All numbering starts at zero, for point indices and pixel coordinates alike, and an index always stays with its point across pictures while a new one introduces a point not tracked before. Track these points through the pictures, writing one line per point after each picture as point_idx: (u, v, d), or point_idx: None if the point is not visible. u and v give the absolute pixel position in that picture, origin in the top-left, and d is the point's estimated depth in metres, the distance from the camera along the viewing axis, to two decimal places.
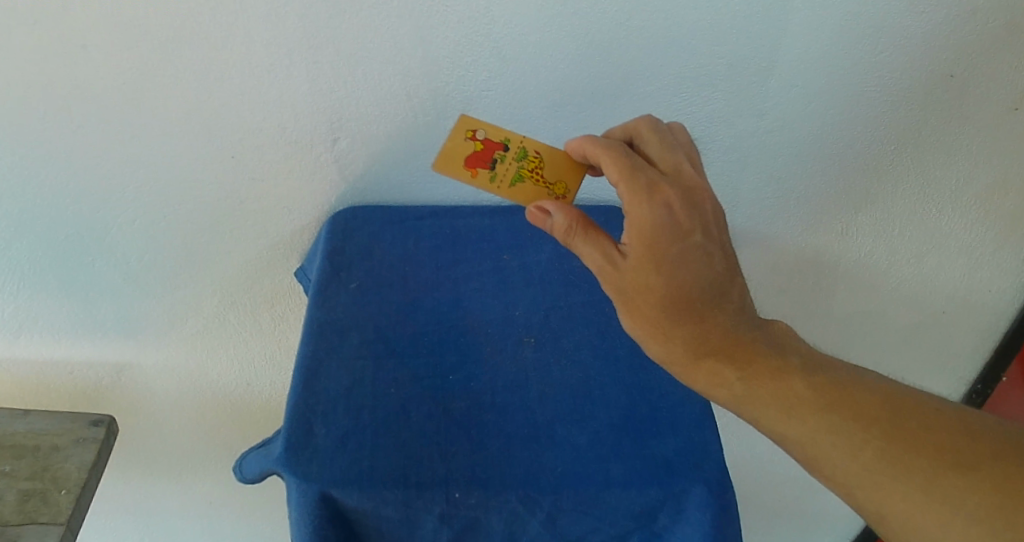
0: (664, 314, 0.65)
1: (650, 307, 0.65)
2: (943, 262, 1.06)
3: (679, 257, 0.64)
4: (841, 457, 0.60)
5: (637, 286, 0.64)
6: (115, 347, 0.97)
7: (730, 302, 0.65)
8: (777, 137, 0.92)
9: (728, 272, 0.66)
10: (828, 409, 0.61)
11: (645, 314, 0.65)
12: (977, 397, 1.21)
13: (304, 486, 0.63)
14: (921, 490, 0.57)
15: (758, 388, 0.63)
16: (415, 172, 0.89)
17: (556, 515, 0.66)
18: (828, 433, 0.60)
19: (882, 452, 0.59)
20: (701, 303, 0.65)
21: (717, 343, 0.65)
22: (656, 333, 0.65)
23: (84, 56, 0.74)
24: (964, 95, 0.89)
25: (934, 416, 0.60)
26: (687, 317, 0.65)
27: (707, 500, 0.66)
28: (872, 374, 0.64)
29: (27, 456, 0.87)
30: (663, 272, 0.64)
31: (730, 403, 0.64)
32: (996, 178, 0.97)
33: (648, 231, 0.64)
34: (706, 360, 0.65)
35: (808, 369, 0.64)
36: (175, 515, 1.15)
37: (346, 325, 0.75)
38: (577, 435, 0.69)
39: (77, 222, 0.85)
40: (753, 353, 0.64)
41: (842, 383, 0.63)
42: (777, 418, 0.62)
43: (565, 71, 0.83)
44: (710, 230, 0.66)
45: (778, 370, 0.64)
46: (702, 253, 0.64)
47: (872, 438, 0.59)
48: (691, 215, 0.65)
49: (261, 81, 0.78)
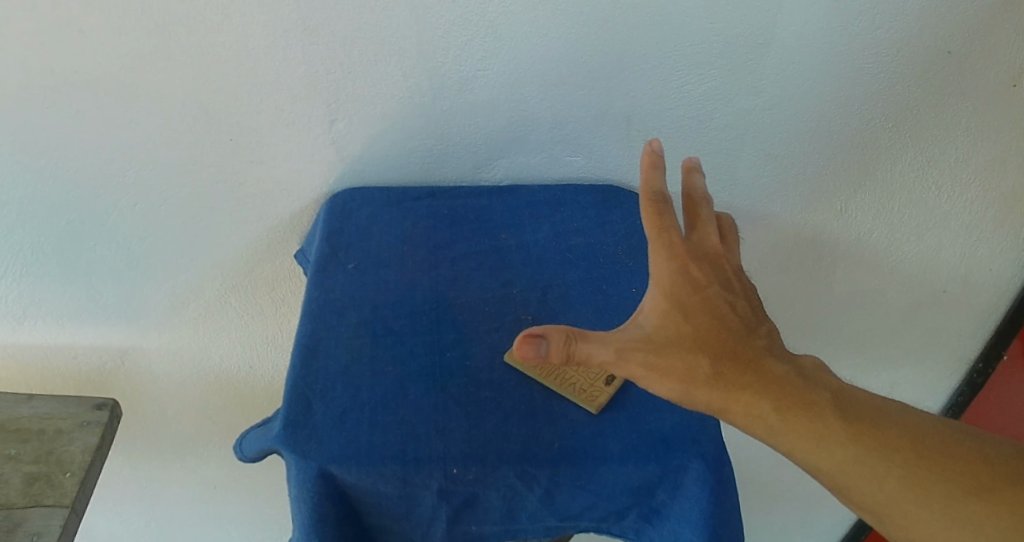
0: (696, 360, 0.62)
1: (678, 352, 0.62)
2: (943, 241, 1.07)
3: (704, 309, 0.64)
4: (870, 487, 0.62)
5: (665, 342, 0.63)
6: (118, 331, 0.98)
7: (757, 340, 0.65)
8: (775, 114, 0.91)
9: (752, 317, 0.66)
10: (857, 438, 0.62)
11: (675, 366, 0.62)
12: (978, 377, 1.20)
13: (303, 462, 0.64)
14: (939, 515, 0.61)
15: (792, 420, 0.62)
16: (412, 154, 0.88)
17: (553, 490, 0.67)
18: (861, 464, 0.61)
19: (905, 478, 0.61)
20: (730, 344, 0.64)
21: (752, 379, 0.62)
22: (687, 383, 0.62)
23: (83, 42, 0.74)
24: (962, 73, 0.89)
25: (946, 441, 0.64)
26: (721, 360, 0.63)
27: (705, 474, 0.67)
28: (891, 402, 0.66)
29: (32, 439, 0.88)
30: (690, 320, 0.64)
31: (764, 436, 0.62)
32: (994, 156, 0.97)
33: (672, 288, 0.65)
34: (743, 393, 0.62)
35: (836, 399, 0.64)
36: (181, 499, 1.16)
37: (344, 305, 0.75)
38: (574, 411, 0.69)
39: (80, 207, 0.85)
40: (787, 386, 0.63)
41: (866, 411, 0.64)
42: (810, 449, 0.62)
43: (561, 50, 0.83)
44: (729, 284, 0.67)
45: (811, 403, 0.62)
46: (724, 304, 0.65)
47: (896, 466, 0.62)
48: (710, 272, 0.66)
49: (256, 63, 0.78)
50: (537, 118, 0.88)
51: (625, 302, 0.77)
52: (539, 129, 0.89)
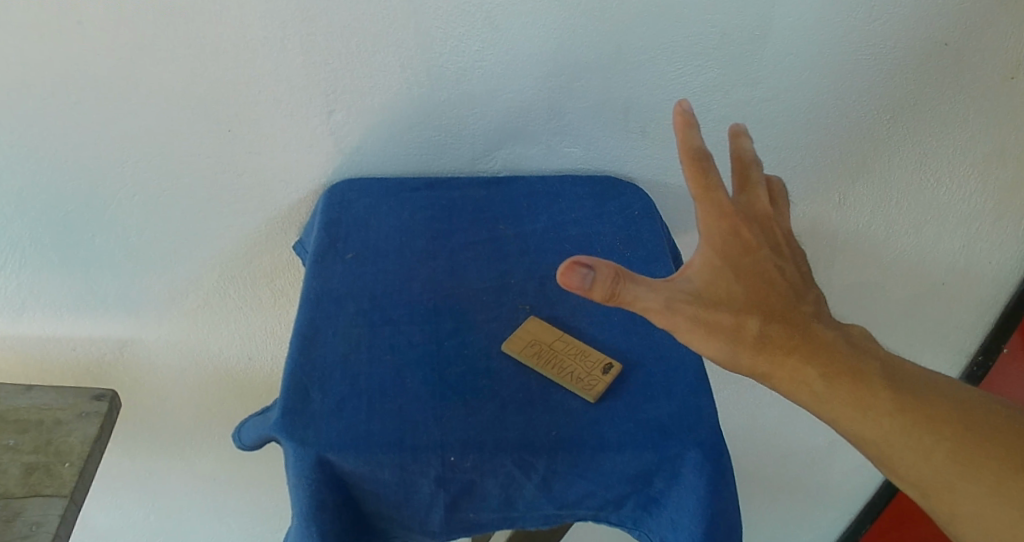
0: (744, 319, 0.62)
1: (725, 310, 0.62)
2: (942, 233, 1.07)
3: (753, 269, 0.65)
4: (915, 459, 0.60)
5: (714, 298, 0.63)
6: (117, 323, 0.98)
7: (805, 305, 0.65)
8: (773, 105, 0.91)
9: (800, 282, 0.67)
10: (903, 408, 0.61)
11: (723, 322, 0.62)
12: (978, 370, 1.20)
13: (301, 449, 0.64)
14: (989, 494, 0.59)
15: (838, 387, 0.61)
16: (410, 144, 0.88)
17: (551, 477, 0.67)
18: (907, 435, 0.60)
19: (954, 454, 0.60)
20: (778, 307, 0.64)
21: (798, 342, 0.62)
22: (733, 341, 0.62)
23: (81, 33, 0.74)
24: (960, 65, 0.90)
25: (998, 419, 0.62)
26: (768, 320, 0.63)
27: (702, 462, 0.67)
28: (943, 378, 0.65)
29: (31, 430, 0.88)
30: (739, 279, 0.64)
31: (808, 403, 0.62)
32: (993, 148, 0.98)
33: (722, 243, 0.65)
34: (789, 358, 0.62)
35: (884, 368, 0.63)
36: (181, 490, 1.16)
37: (343, 294, 0.75)
38: (572, 399, 0.69)
39: (79, 197, 0.86)
40: (833, 352, 0.63)
41: (914, 383, 0.63)
42: (855, 418, 0.61)
43: (559, 41, 0.83)
44: (779, 249, 0.68)
45: (858, 371, 0.62)
46: (773, 267, 0.66)
47: (944, 440, 0.60)
48: (760, 235, 0.67)
49: (254, 53, 0.78)
50: (535, 109, 0.88)
51: None
52: (537, 120, 0.89)
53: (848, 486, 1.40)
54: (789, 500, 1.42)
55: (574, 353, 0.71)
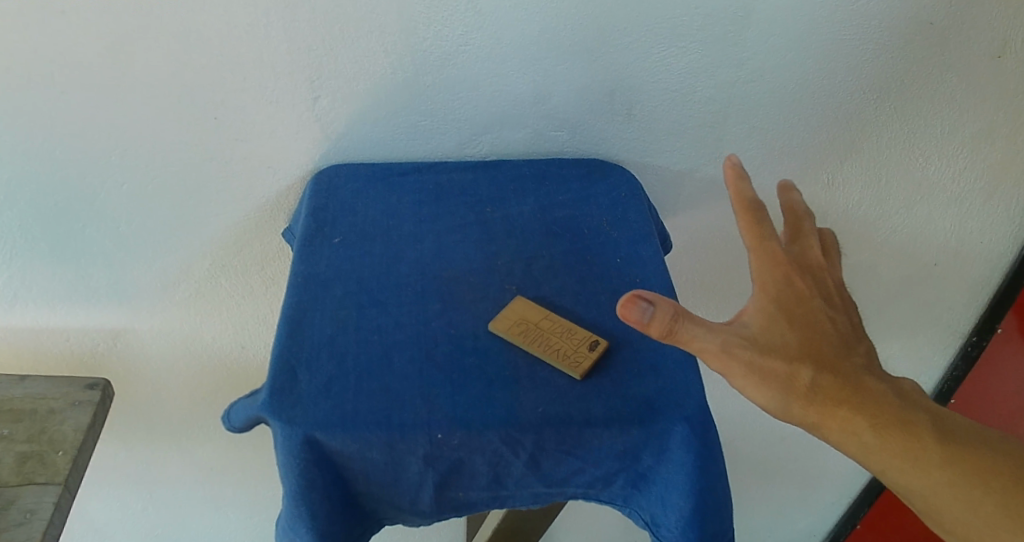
0: (800, 367, 0.64)
1: (780, 358, 0.63)
2: (931, 213, 1.07)
3: (807, 318, 0.67)
4: (958, 508, 0.64)
5: (771, 345, 0.64)
6: (108, 313, 0.98)
7: (856, 355, 0.67)
8: (758, 86, 0.91)
9: (852, 333, 0.69)
10: (952, 461, 0.64)
11: (780, 370, 0.63)
12: (972, 349, 1.22)
13: (289, 429, 0.64)
14: None
15: (888, 437, 0.63)
16: (397, 129, 0.89)
17: (539, 454, 0.67)
18: (955, 487, 0.64)
19: (1002, 504, 0.64)
20: (832, 357, 0.65)
21: (851, 392, 0.64)
22: (788, 388, 0.63)
23: (65, 22, 0.74)
24: (944, 43, 0.90)
25: None
26: (822, 369, 0.64)
27: (689, 437, 0.67)
28: (984, 429, 0.68)
29: (25, 419, 0.89)
30: (794, 327, 0.66)
31: (860, 454, 0.64)
32: (980, 128, 0.98)
33: (776, 290, 0.68)
34: (840, 409, 0.63)
35: (932, 420, 0.65)
36: (178, 480, 1.17)
37: (330, 278, 0.75)
38: (559, 376, 0.69)
39: (68, 188, 0.86)
40: (885, 403, 0.64)
41: (962, 437, 0.66)
42: (906, 468, 0.63)
43: (542, 24, 0.83)
44: (830, 298, 0.70)
45: (908, 423, 0.64)
46: (826, 318, 0.67)
47: (990, 491, 0.64)
48: (813, 285, 0.70)
49: (239, 41, 0.79)
50: (520, 93, 0.88)
51: (608, 272, 0.78)
52: (523, 104, 0.89)
53: (844, 470, 1.41)
54: (786, 484, 1.43)
55: (561, 331, 0.72)
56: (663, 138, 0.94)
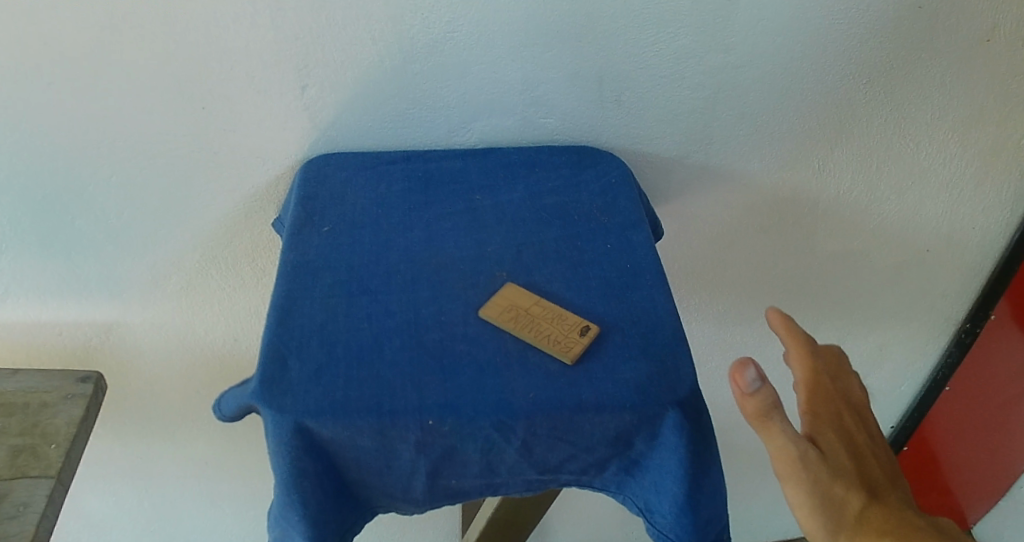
0: (852, 498, 0.56)
1: (834, 480, 0.57)
2: (922, 198, 1.07)
3: (860, 453, 0.59)
4: None
5: (826, 469, 0.57)
6: (100, 306, 0.98)
7: (909, 498, 0.59)
8: (747, 72, 0.91)
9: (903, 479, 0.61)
10: None
11: (831, 494, 0.56)
12: (966, 336, 1.23)
13: (279, 417, 0.64)
14: None
15: None
16: (385, 118, 0.89)
17: (531, 440, 0.67)
18: None
19: None
20: (883, 495, 0.58)
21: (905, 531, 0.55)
22: (836, 515, 0.56)
23: (49, 14, 0.74)
24: (933, 27, 0.90)
25: None
26: (874, 504, 0.57)
27: (682, 422, 0.66)
28: None
29: (17, 413, 0.89)
30: (847, 456, 0.59)
31: None
32: (969, 112, 0.98)
33: (823, 403, 0.62)
34: None
35: None
36: (173, 473, 1.17)
37: (320, 266, 0.75)
38: (550, 362, 0.68)
39: (57, 180, 0.86)
40: None
41: None
42: None
43: (529, 11, 0.83)
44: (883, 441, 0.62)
45: None
46: (878, 453, 0.60)
47: None
48: (866, 421, 0.62)
49: (224, 30, 0.78)
50: (508, 80, 0.88)
51: (599, 257, 0.78)
52: (511, 92, 0.89)
53: None
54: None
55: (551, 317, 0.71)
56: (652, 124, 0.94)
